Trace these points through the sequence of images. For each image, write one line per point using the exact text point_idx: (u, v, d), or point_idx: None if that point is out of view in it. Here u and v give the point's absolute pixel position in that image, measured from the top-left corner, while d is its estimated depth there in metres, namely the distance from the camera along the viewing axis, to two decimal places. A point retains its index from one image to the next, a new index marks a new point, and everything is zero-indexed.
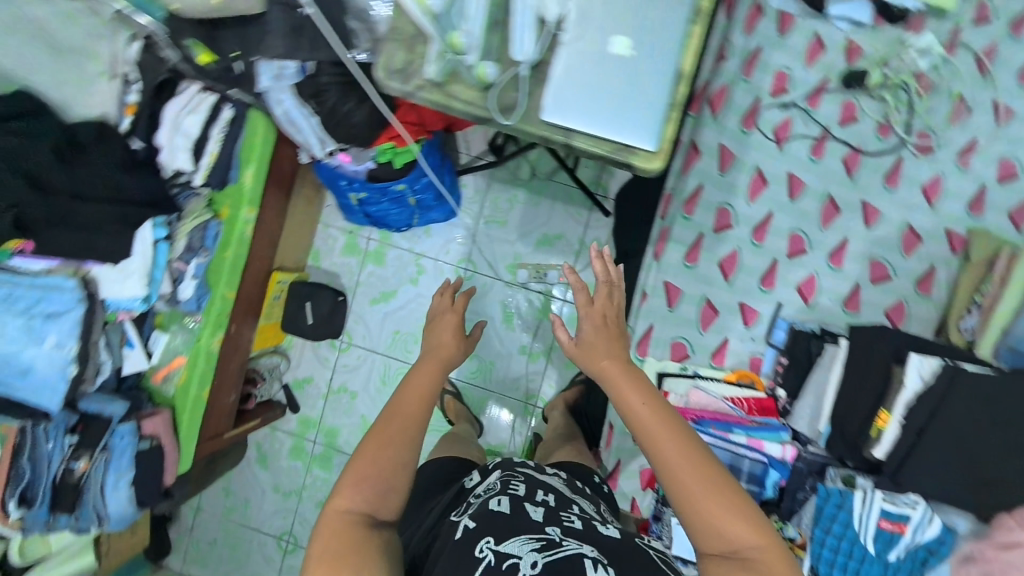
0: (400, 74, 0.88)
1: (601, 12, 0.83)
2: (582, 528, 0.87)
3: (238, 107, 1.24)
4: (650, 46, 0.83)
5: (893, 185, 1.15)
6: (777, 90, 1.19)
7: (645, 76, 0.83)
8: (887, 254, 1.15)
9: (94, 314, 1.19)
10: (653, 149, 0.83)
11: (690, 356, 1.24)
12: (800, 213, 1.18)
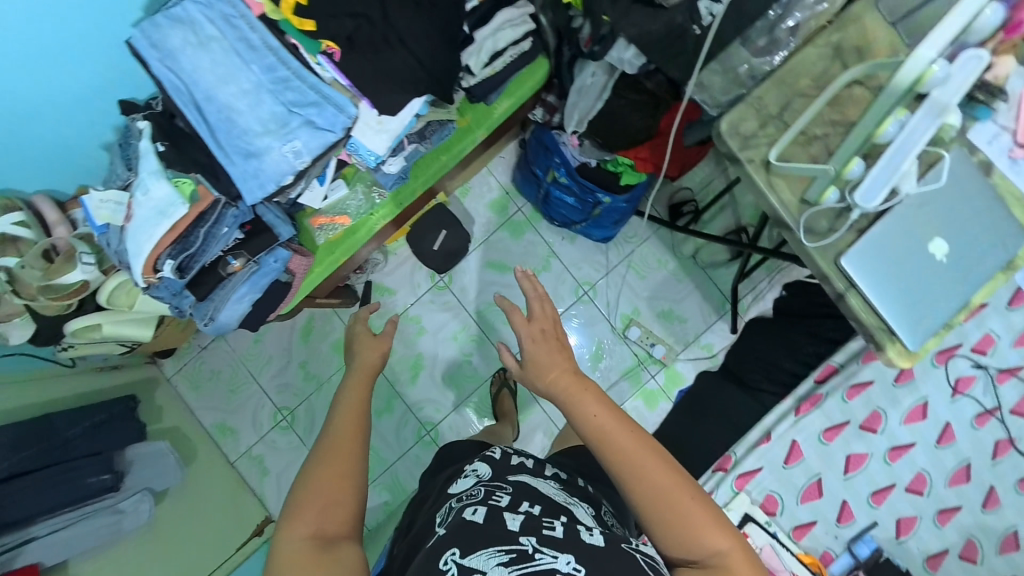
0: (742, 138, 0.92)
1: (936, 207, 0.93)
2: (563, 536, 0.72)
3: (537, 45, 1.17)
4: (957, 263, 0.94)
5: (997, 458, 1.33)
6: (979, 348, 1.36)
7: (942, 277, 0.93)
8: (985, 540, 1.31)
9: (304, 112, 0.89)
10: (911, 350, 0.93)
11: (777, 513, 1.39)
12: (937, 459, 1.34)
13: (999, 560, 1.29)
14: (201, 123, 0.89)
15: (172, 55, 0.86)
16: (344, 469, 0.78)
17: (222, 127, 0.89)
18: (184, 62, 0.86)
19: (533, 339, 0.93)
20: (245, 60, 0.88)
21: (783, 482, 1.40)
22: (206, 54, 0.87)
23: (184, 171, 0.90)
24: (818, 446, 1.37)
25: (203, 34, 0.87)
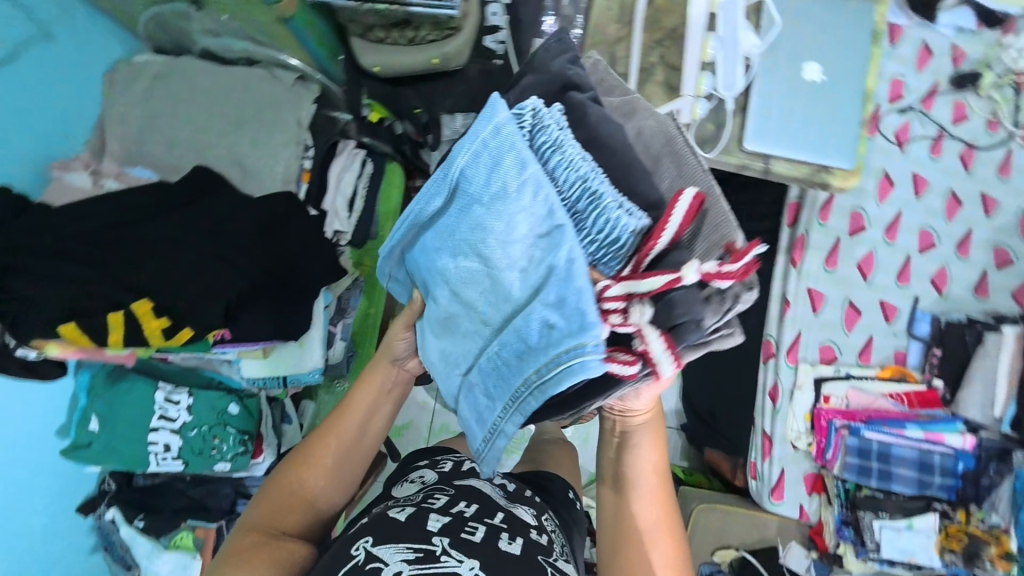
0: None
1: (791, 46, 0.94)
2: (478, 540, 0.80)
3: (379, 160, 1.03)
4: (840, 71, 0.94)
5: (937, 155, 1.45)
6: (895, 96, 1.45)
7: (838, 95, 0.94)
8: (1010, 241, 1.46)
9: (475, 367, 0.58)
10: (850, 167, 0.93)
11: (776, 356, 1.29)
12: (926, 207, 1.43)
13: (960, 288, 1.42)
14: (461, 191, 0.54)
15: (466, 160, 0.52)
16: (323, 463, 0.85)
17: (429, 251, 0.59)
18: (479, 184, 0.52)
19: (649, 418, 0.79)
20: (523, 382, 0.53)
21: (827, 329, 1.32)
22: (538, 206, 0.49)
23: (175, 531, 1.13)
24: (829, 280, 1.31)
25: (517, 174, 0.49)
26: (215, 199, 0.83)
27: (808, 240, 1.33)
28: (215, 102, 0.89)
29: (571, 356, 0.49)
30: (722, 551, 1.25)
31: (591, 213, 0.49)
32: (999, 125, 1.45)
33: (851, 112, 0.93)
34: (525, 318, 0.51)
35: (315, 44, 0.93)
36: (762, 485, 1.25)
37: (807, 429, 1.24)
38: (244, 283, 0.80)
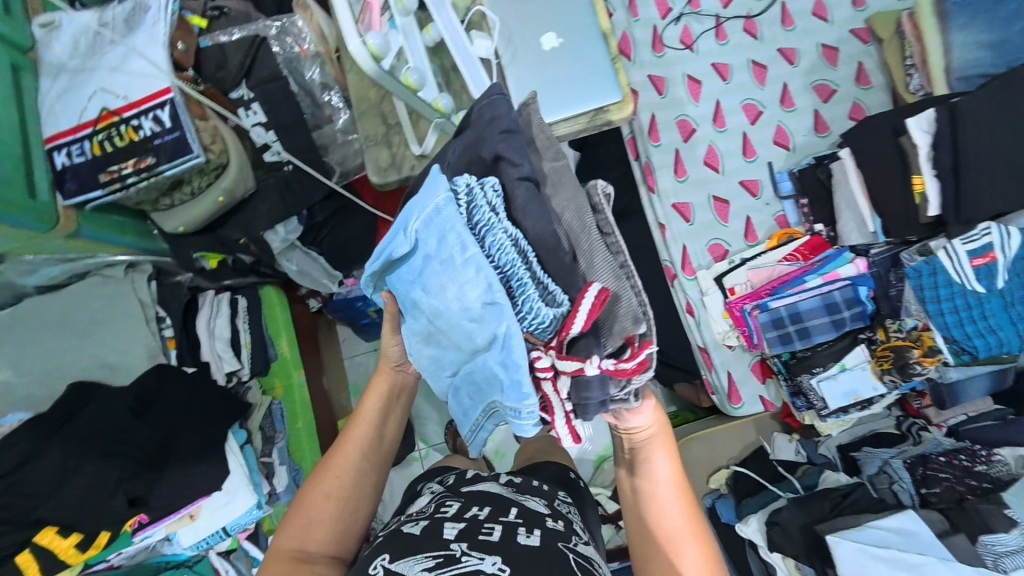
0: (392, 168, 0.99)
1: (523, 32, 1.08)
2: (496, 539, 0.76)
3: (249, 292, 1.13)
4: (570, 31, 1.08)
5: (724, 39, 1.59)
6: (664, 12, 1.57)
7: (580, 49, 1.07)
8: (823, 77, 1.61)
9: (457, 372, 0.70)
10: (620, 99, 1.06)
11: (679, 276, 1.38)
12: (739, 86, 1.56)
13: (803, 134, 1.55)
14: (428, 257, 0.61)
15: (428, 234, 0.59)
16: (339, 481, 0.84)
17: (406, 280, 0.65)
18: (439, 250, 0.59)
19: (656, 435, 0.86)
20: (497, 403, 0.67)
21: (709, 229, 1.41)
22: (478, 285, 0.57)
23: None
24: (685, 188, 1.43)
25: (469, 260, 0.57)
26: (90, 404, 0.86)
27: (653, 165, 1.45)
28: (57, 324, 0.93)
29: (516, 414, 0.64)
30: (716, 476, 1.30)
31: (522, 288, 0.58)
32: None
33: (599, 56, 1.07)
34: (484, 363, 0.62)
35: (122, 236, 1.00)
36: (720, 396, 1.32)
37: (725, 326, 1.32)
38: (122, 478, 0.81)
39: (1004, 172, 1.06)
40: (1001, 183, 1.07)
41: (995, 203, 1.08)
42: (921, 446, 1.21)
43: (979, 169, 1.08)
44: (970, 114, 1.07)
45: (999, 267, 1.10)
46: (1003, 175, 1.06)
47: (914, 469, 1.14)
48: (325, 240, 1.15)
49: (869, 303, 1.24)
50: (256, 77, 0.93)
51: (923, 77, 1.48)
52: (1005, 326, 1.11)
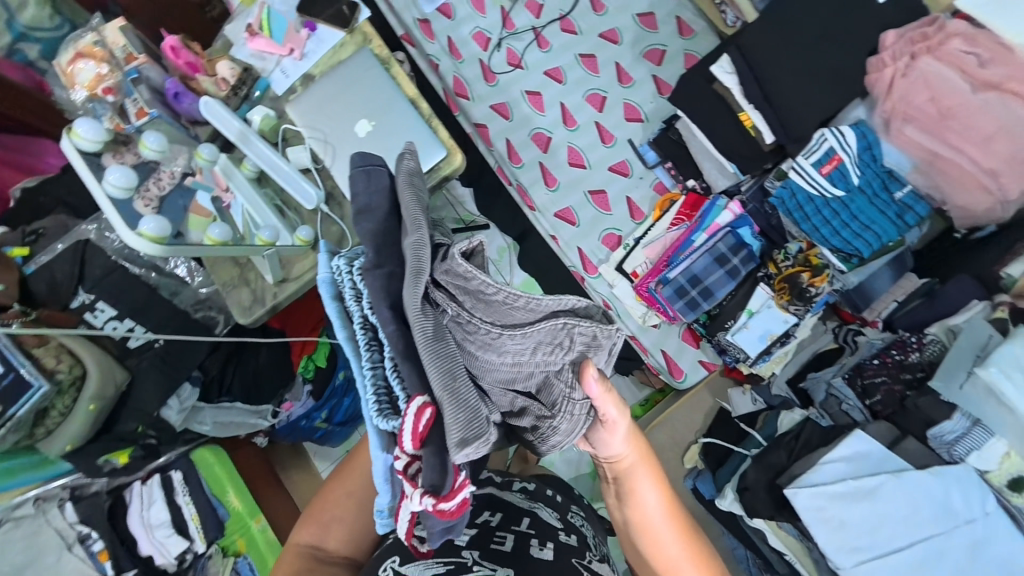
0: (257, 302, 1.02)
1: (335, 126, 1.10)
2: (510, 549, 0.76)
3: (179, 464, 1.14)
4: (378, 111, 1.11)
5: (547, 46, 1.64)
6: (484, 45, 1.62)
7: (392, 124, 1.11)
8: (651, 42, 1.66)
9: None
10: (446, 153, 1.10)
11: (588, 276, 1.42)
12: (577, 82, 1.62)
13: (649, 100, 1.61)
14: None
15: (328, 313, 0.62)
16: (360, 473, 0.86)
17: None
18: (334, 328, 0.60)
19: (640, 461, 0.83)
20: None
21: (596, 223, 1.45)
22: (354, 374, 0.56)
23: None
24: (558, 197, 1.47)
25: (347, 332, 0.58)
26: None
27: (524, 187, 1.50)
28: None
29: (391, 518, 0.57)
30: (691, 453, 1.39)
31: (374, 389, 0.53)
32: None
33: (412, 126, 1.10)
34: None
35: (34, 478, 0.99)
36: (664, 374, 1.38)
37: (641, 309, 1.38)
38: None
39: (804, 85, 1.14)
40: (805, 95, 1.14)
41: (812, 114, 1.15)
42: (859, 352, 1.27)
43: (785, 92, 1.15)
44: (754, 46, 1.15)
45: (847, 166, 1.16)
46: (804, 90, 1.14)
47: (854, 383, 1.19)
48: (233, 382, 1.19)
49: (757, 240, 1.30)
50: (91, 279, 0.96)
51: (734, 10, 1.55)
52: (875, 218, 1.17)
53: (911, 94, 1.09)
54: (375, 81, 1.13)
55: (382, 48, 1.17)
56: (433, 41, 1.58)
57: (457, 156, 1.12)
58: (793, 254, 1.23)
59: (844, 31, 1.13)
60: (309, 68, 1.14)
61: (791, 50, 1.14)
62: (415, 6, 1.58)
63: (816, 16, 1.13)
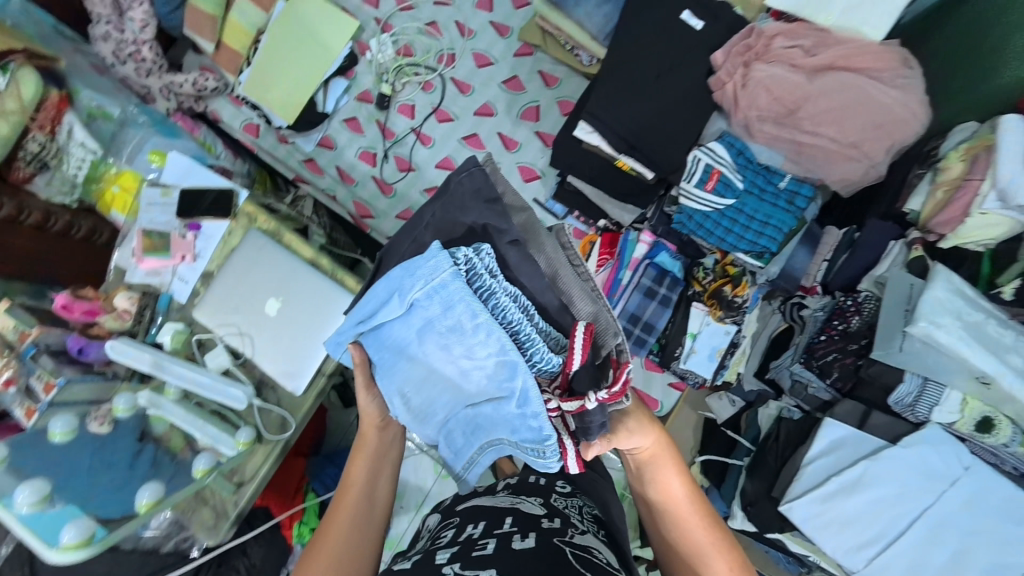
0: (217, 518, 1.06)
1: (250, 315, 1.19)
2: (491, 551, 0.75)
3: None
4: (285, 288, 1.20)
5: (430, 140, 1.73)
6: (372, 161, 1.72)
7: (301, 294, 1.20)
8: (524, 102, 1.75)
9: (459, 424, 0.79)
10: None
11: None
12: (468, 164, 1.71)
13: (540, 157, 1.71)
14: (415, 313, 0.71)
15: (432, 301, 0.69)
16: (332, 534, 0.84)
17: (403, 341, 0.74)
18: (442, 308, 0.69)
19: (659, 454, 0.93)
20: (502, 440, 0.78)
21: None
22: (487, 349, 0.69)
23: None
24: None
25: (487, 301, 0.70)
26: None
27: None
28: None
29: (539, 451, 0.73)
30: (694, 474, 1.42)
31: (535, 338, 0.71)
32: (430, 82, 1.77)
33: (318, 285, 1.20)
34: (497, 409, 0.74)
35: None
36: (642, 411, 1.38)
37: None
38: None
39: (661, 121, 1.19)
40: (665, 129, 1.20)
41: (677, 144, 1.20)
42: (806, 330, 1.33)
43: (646, 133, 1.20)
44: (602, 105, 1.19)
45: (726, 176, 1.21)
46: (662, 125, 1.19)
47: (811, 365, 1.26)
48: None
49: (676, 262, 1.33)
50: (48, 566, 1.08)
51: (587, 53, 1.64)
52: (768, 214, 1.22)
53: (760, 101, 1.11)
54: (274, 263, 1.23)
55: (270, 220, 1.27)
56: (323, 176, 1.73)
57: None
58: (711, 265, 1.30)
59: (674, 59, 1.17)
60: (204, 265, 1.25)
61: (637, 95, 1.19)
62: (297, 150, 1.73)
63: (646, 55, 1.18)
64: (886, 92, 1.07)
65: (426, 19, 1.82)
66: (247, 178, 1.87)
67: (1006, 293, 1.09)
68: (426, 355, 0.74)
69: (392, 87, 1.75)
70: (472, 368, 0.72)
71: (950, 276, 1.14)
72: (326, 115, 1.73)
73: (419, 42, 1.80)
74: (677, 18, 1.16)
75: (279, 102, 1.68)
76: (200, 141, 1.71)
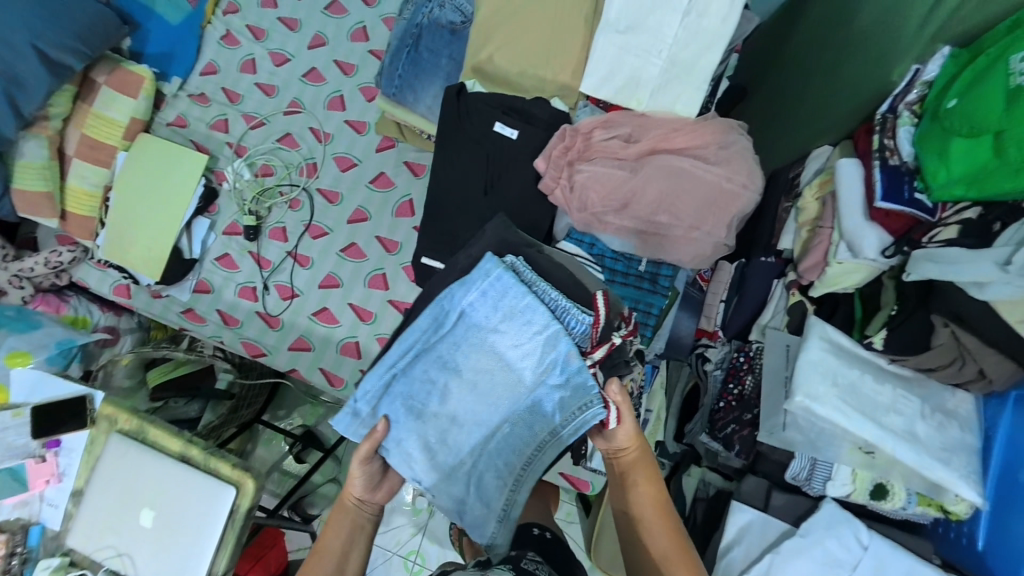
0: None
1: (127, 531, 1.16)
2: None
3: None
4: (156, 495, 1.17)
5: (307, 261, 1.67)
6: (252, 297, 1.67)
7: (173, 499, 1.16)
8: (396, 198, 1.68)
9: (502, 434, 0.89)
10: (235, 491, 1.15)
11: None
12: (352, 277, 1.66)
13: None
14: (466, 322, 0.87)
15: (478, 298, 0.85)
16: None
17: (457, 359, 0.87)
18: (477, 312, 0.86)
19: (639, 454, 0.98)
20: (544, 432, 0.88)
21: None
22: (523, 339, 0.85)
23: None
24: None
25: (518, 307, 0.85)
26: None
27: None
28: None
29: (586, 417, 0.86)
30: None
31: (572, 324, 0.86)
32: (296, 199, 1.70)
33: (190, 483, 1.17)
34: (538, 397, 0.87)
35: None
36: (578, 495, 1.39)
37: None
38: None
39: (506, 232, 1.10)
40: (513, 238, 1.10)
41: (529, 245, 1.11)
42: (710, 388, 1.33)
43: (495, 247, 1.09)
44: (441, 229, 1.11)
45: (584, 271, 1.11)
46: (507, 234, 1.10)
47: (714, 433, 1.22)
48: None
49: None
50: None
51: None
52: (636, 298, 1.13)
53: (595, 197, 1.05)
54: (143, 464, 1.20)
55: (131, 419, 1.23)
56: (205, 324, 1.67)
57: (245, 485, 1.14)
58: None
59: (500, 169, 1.10)
60: (71, 484, 1.22)
61: (473, 211, 1.10)
62: (174, 302, 1.68)
63: (473, 171, 1.11)
64: (710, 172, 1.02)
65: (280, 131, 1.75)
66: (138, 329, 1.86)
67: (878, 343, 1.02)
68: (472, 377, 0.88)
69: (257, 213, 1.69)
70: (524, 352, 0.86)
71: (824, 329, 1.10)
72: (196, 259, 1.68)
73: (277, 157, 1.73)
74: (492, 130, 1.09)
75: (139, 259, 1.64)
76: (71, 316, 1.69)
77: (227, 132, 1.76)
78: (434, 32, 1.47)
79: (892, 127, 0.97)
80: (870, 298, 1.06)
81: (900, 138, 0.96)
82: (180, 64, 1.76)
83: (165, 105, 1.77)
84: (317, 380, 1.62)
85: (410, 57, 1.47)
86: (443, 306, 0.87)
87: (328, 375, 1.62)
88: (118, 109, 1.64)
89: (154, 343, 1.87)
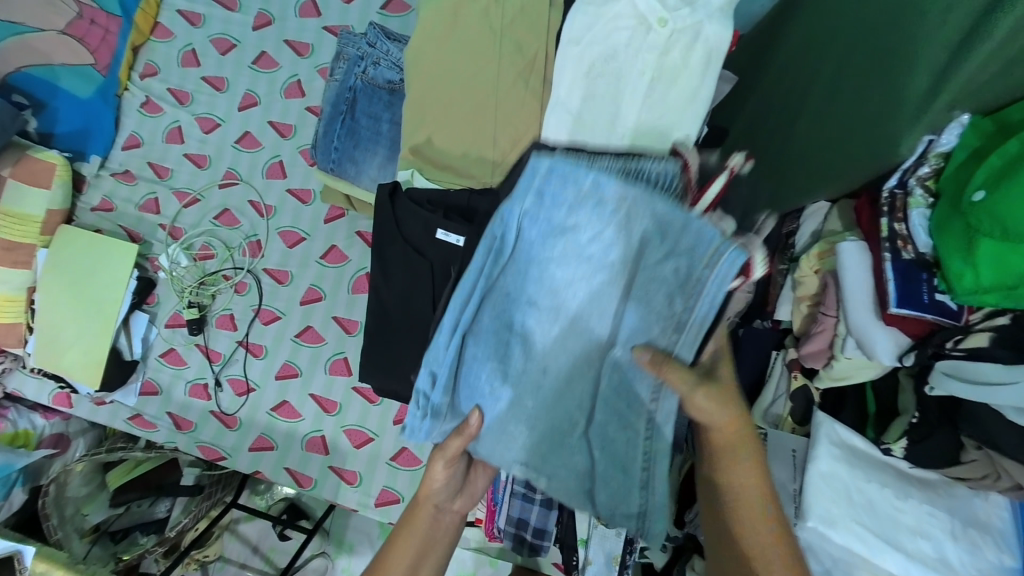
0: None
1: None
2: None
3: None
4: None
5: (261, 350, 1.52)
6: (205, 393, 1.52)
7: None
8: (351, 271, 1.52)
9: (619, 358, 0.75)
10: None
11: None
12: (311, 363, 1.51)
13: None
14: (523, 244, 0.71)
15: (534, 200, 0.68)
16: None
17: (525, 281, 0.74)
18: (539, 214, 0.69)
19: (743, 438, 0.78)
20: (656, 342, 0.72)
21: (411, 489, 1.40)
22: (597, 226, 0.68)
23: None
24: (363, 489, 1.45)
25: (593, 191, 0.66)
26: None
27: (333, 500, 1.46)
28: None
29: (722, 272, 0.64)
30: None
31: (667, 185, 0.67)
32: (242, 282, 1.54)
33: None
34: (652, 276, 0.68)
35: None
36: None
37: (500, 545, 1.31)
38: None
39: None
40: None
41: None
42: None
43: None
44: (392, 341, 0.95)
45: None
46: None
47: None
48: None
49: None
50: None
51: None
52: None
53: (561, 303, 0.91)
54: None
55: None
56: (155, 429, 1.52)
57: None
58: None
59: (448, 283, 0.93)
60: None
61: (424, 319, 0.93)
62: (120, 407, 1.54)
63: (419, 277, 0.94)
64: None
65: (216, 206, 1.57)
66: (90, 431, 1.73)
67: (898, 451, 0.89)
68: (554, 293, 0.74)
69: (199, 303, 1.53)
70: (608, 240, 0.69)
71: (833, 428, 0.95)
72: (138, 359, 1.54)
73: (216, 237, 1.56)
74: (434, 238, 0.94)
75: (79, 367, 1.48)
76: (11, 433, 1.56)
77: (158, 212, 1.59)
78: (371, 96, 1.29)
79: (903, 209, 0.82)
80: (882, 393, 0.94)
81: (912, 223, 0.81)
82: (98, 140, 1.58)
83: (88, 188, 1.61)
84: (284, 480, 1.48)
85: (345, 126, 1.28)
86: (488, 243, 0.72)
87: (294, 474, 1.48)
88: (30, 202, 1.47)
89: (108, 444, 1.71)
